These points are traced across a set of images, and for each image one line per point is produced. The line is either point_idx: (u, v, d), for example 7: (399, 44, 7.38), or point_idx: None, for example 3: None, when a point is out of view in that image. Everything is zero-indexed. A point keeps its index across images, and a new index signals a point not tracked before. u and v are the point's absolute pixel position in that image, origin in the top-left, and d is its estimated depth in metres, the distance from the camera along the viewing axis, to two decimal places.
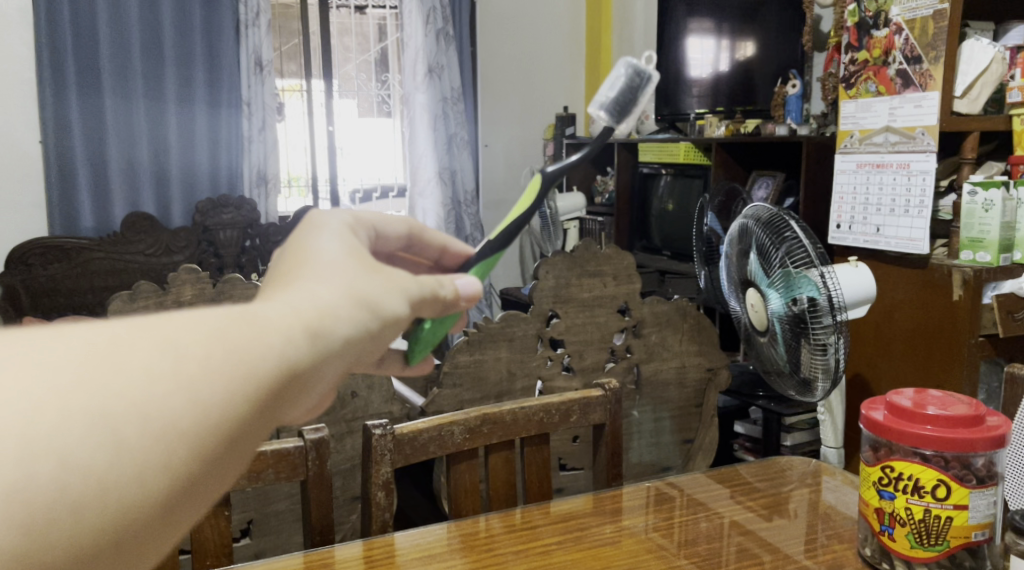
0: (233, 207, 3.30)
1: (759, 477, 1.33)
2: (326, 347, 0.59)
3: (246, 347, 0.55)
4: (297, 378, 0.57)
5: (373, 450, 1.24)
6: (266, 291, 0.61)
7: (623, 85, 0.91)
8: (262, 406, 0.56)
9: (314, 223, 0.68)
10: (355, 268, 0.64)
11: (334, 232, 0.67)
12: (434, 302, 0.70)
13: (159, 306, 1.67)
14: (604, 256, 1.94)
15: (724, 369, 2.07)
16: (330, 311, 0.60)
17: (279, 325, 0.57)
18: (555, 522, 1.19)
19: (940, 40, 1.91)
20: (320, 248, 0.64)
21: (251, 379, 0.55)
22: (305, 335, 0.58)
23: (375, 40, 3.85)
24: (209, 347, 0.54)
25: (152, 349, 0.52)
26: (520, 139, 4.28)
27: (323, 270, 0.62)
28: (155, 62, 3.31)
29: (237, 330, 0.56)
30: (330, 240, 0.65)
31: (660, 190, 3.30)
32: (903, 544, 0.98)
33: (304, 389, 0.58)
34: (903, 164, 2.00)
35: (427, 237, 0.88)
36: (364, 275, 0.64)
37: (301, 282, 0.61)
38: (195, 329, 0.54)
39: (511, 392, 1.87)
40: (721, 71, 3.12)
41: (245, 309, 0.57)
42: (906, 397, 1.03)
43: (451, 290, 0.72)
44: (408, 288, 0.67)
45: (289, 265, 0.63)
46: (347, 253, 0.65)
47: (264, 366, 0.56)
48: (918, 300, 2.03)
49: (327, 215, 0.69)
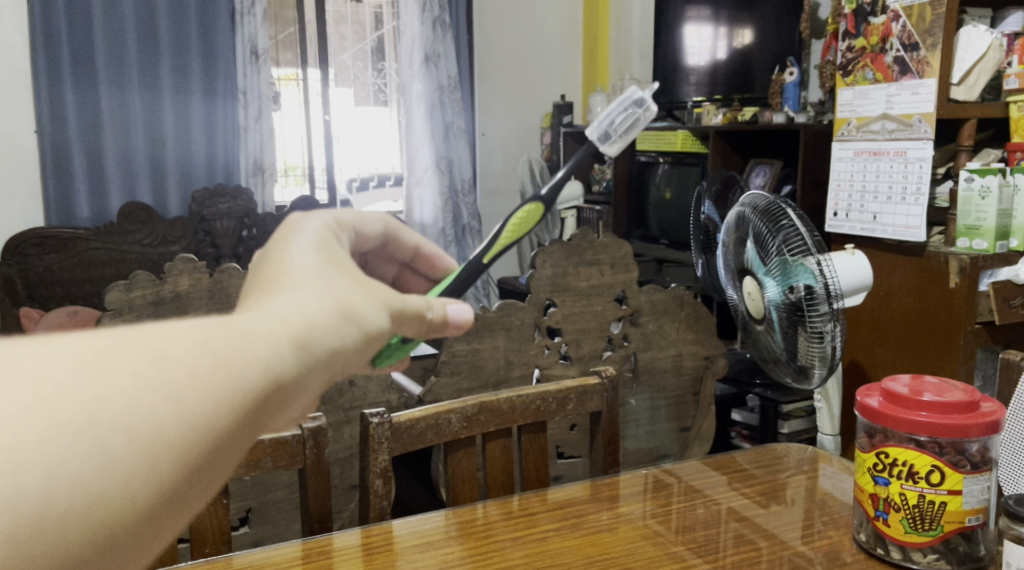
0: (230, 197, 3.31)
1: (755, 464, 1.33)
2: (311, 357, 0.59)
3: (233, 358, 0.55)
4: (283, 388, 0.57)
5: (371, 437, 1.24)
6: (250, 301, 0.60)
7: (633, 121, 0.91)
8: (249, 417, 0.55)
9: (294, 229, 0.67)
10: (339, 280, 0.63)
11: (315, 240, 0.66)
12: (419, 319, 0.69)
13: (156, 299, 1.59)
14: (600, 245, 1.96)
15: (722, 358, 2.07)
16: (318, 322, 0.60)
17: (265, 335, 0.57)
18: (552, 509, 1.20)
19: (937, 27, 1.90)
20: (302, 257, 0.64)
21: (239, 390, 0.55)
22: (292, 345, 0.58)
23: (371, 29, 3.83)
24: (197, 357, 0.54)
25: (139, 358, 0.52)
26: (517, 127, 4.25)
27: (306, 281, 0.62)
28: (149, 52, 3.30)
29: (225, 340, 0.56)
30: (311, 249, 0.65)
31: (659, 177, 3.30)
32: (898, 530, 0.99)
33: (288, 399, 0.58)
34: (900, 151, 2.00)
35: (402, 237, 0.87)
36: (347, 286, 0.63)
37: (282, 291, 0.61)
38: (181, 339, 0.54)
39: (510, 380, 1.87)
40: (719, 59, 3.10)
41: (231, 319, 0.57)
42: (902, 384, 1.03)
43: (438, 313, 0.71)
44: (390, 300, 0.66)
45: (271, 274, 0.62)
46: (329, 263, 0.64)
47: (250, 377, 0.55)
48: (915, 286, 2.04)
49: (308, 221, 0.68)
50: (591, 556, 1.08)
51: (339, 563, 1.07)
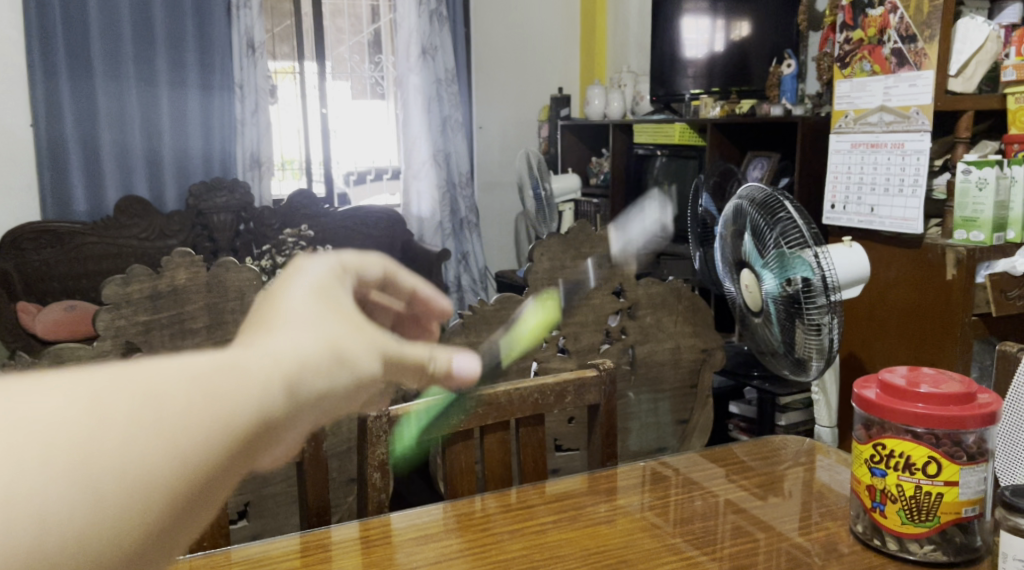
0: (227, 190, 3.32)
1: (752, 456, 1.34)
2: (285, 427, 0.43)
3: (181, 426, 0.40)
4: (239, 471, 0.41)
5: (369, 432, 1.23)
6: (222, 343, 0.44)
7: None
8: (187, 507, 0.40)
9: (297, 269, 0.51)
10: (342, 322, 0.48)
11: (317, 277, 0.50)
12: (427, 375, 0.54)
13: (152, 292, 1.53)
14: (597, 238, 2.03)
15: (720, 350, 2.07)
16: (303, 380, 0.44)
17: (228, 397, 0.41)
18: (550, 501, 1.20)
19: (934, 19, 1.90)
20: (297, 297, 0.48)
21: (182, 473, 0.40)
22: (260, 408, 0.42)
23: (368, 21, 3.81)
24: (133, 425, 0.39)
25: (44, 430, 0.37)
26: (515, 120, 4.24)
27: (298, 322, 0.46)
28: (145, 45, 3.29)
29: (171, 401, 0.40)
30: (309, 288, 0.49)
31: (656, 170, 3.30)
32: (895, 520, 1.00)
33: (279, 458, 0.43)
34: (898, 144, 2.00)
35: (403, 279, 0.71)
36: (355, 329, 0.48)
37: (279, 336, 0.45)
38: (116, 400, 0.39)
39: (508, 372, 1.87)
40: (717, 51, 3.09)
41: (185, 369, 0.41)
42: (899, 375, 1.03)
43: (447, 367, 0.57)
44: (397, 352, 0.51)
45: (258, 313, 0.46)
46: (330, 301, 0.49)
47: (195, 454, 0.40)
48: (911, 278, 2.04)
49: (312, 259, 0.53)
50: (589, 548, 1.08)
51: (338, 556, 1.07)
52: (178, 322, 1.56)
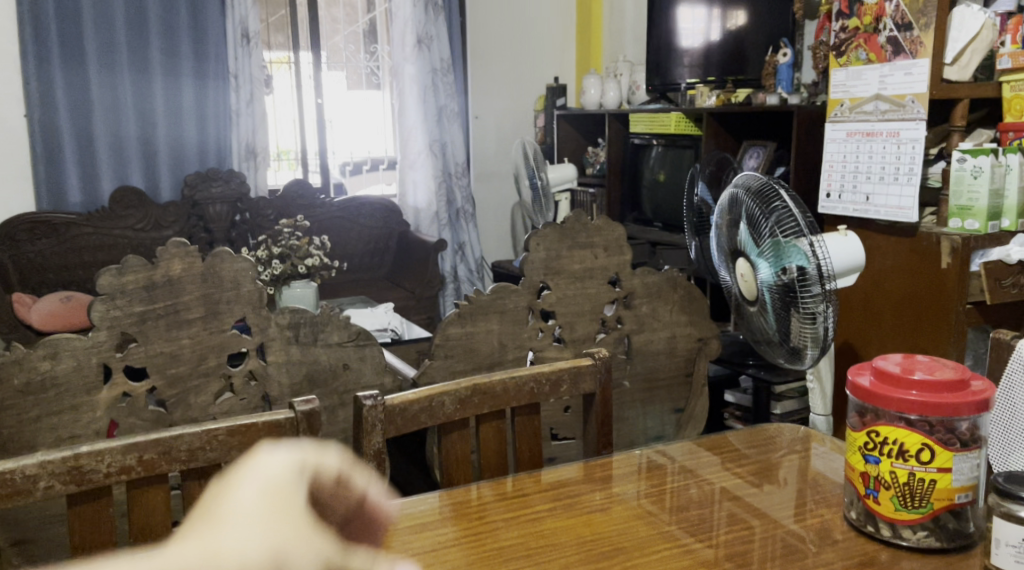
0: (222, 181, 3.34)
1: (747, 444, 1.34)
2: None
3: None
4: None
5: (365, 421, 1.24)
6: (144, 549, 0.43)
7: None
8: None
9: (241, 468, 0.51)
10: (278, 527, 0.47)
11: (263, 482, 0.50)
12: None
13: (148, 283, 1.54)
14: (594, 228, 1.96)
15: (715, 339, 2.08)
16: None
17: None
18: (545, 490, 1.20)
19: (930, 7, 1.90)
20: (240, 503, 0.48)
21: None
22: None
23: (363, 11, 3.78)
24: None
25: None
26: (511, 110, 4.23)
27: (229, 529, 0.45)
28: (139, 34, 3.28)
29: None
30: (253, 492, 0.49)
31: (652, 160, 3.29)
32: (888, 507, 1.01)
33: None
34: (893, 132, 2.00)
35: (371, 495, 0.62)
36: (288, 536, 0.46)
37: (218, 537, 0.45)
38: None
39: (504, 362, 1.86)
40: (712, 40, 3.08)
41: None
42: (893, 363, 1.03)
43: None
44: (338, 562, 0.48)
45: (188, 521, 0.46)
46: (269, 507, 0.48)
47: None
48: (907, 267, 2.04)
49: (262, 461, 0.52)
50: (584, 536, 1.08)
51: None
52: (172, 313, 1.54)
